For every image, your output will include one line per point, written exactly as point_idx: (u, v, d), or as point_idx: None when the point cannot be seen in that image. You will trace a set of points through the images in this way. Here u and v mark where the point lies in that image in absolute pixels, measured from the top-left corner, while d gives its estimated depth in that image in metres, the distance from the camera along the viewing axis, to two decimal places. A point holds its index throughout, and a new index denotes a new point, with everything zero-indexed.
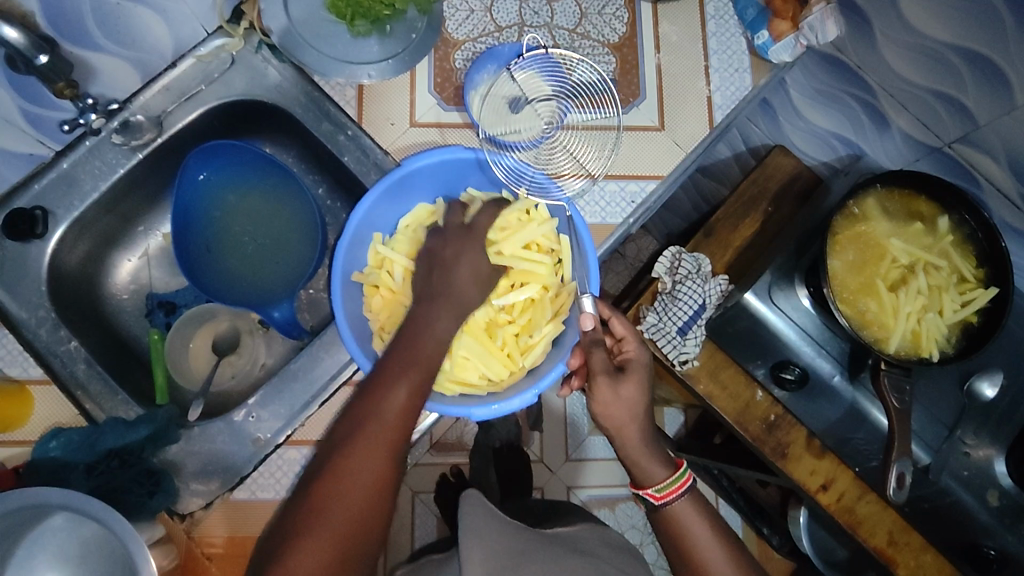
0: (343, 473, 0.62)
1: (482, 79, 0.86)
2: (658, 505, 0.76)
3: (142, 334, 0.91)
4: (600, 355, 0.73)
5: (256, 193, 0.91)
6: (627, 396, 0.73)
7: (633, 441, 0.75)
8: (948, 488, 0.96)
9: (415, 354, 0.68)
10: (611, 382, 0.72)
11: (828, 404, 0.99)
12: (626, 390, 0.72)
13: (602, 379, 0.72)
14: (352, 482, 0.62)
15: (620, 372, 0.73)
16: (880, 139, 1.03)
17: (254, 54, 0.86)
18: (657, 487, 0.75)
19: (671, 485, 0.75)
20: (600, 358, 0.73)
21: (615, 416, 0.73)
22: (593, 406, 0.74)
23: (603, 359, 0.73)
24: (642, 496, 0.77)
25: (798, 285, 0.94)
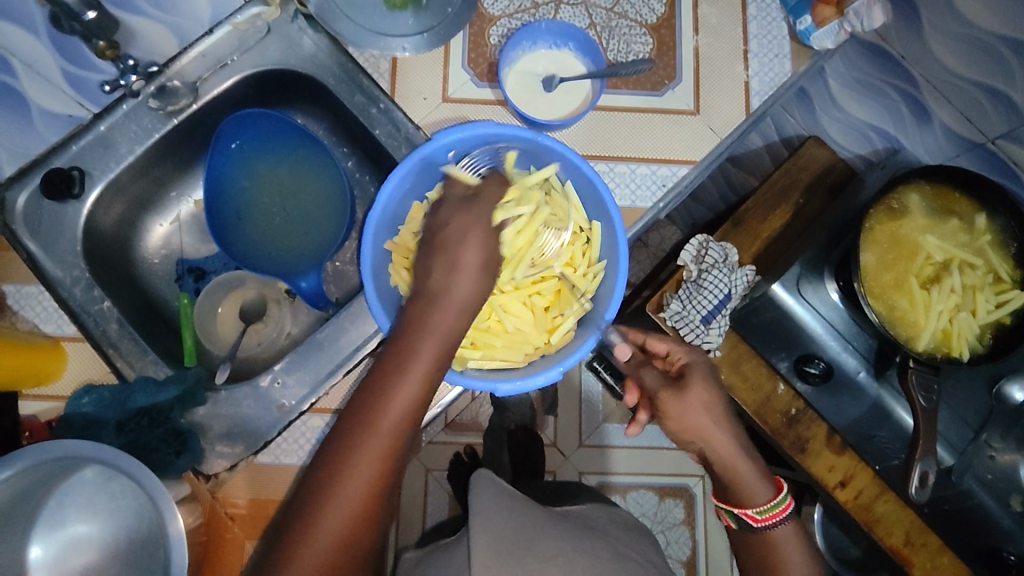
0: (352, 462, 0.57)
1: (517, 55, 0.86)
2: (759, 527, 0.75)
3: (171, 298, 0.92)
4: (652, 375, 0.79)
5: (290, 164, 0.92)
6: (697, 401, 0.75)
7: (724, 450, 0.75)
8: (971, 490, 0.94)
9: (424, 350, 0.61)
10: (673, 393, 0.75)
11: (851, 401, 0.97)
12: (691, 395, 0.75)
13: (663, 391, 0.76)
14: (362, 470, 0.57)
15: (681, 382, 0.76)
16: (921, 133, 1.01)
17: (290, 23, 0.86)
18: (758, 509, 0.74)
19: (773, 510, 0.74)
20: (652, 376, 0.79)
21: (695, 425, 0.74)
22: (670, 424, 0.77)
23: (655, 377, 0.78)
24: (739, 516, 0.76)
25: (827, 279, 0.92)
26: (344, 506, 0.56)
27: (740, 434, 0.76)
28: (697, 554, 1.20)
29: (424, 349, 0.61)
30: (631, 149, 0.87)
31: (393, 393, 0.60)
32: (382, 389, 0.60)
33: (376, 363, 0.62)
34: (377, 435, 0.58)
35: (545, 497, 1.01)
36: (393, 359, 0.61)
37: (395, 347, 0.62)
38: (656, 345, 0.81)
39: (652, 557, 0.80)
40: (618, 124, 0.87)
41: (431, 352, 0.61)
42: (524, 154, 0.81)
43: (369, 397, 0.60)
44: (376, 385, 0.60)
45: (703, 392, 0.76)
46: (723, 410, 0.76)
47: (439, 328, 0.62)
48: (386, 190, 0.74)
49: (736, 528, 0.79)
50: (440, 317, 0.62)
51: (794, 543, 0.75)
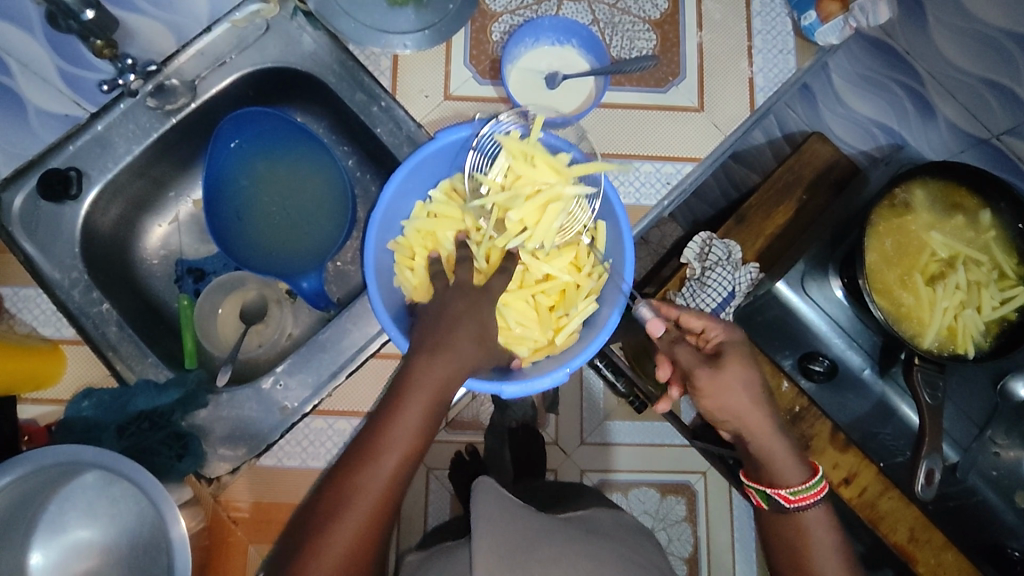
0: (352, 500, 0.62)
1: (520, 53, 0.85)
2: (791, 508, 0.76)
3: (171, 300, 0.91)
4: (686, 352, 0.77)
5: (289, 164, 0.91)
6: (734, 378, 0.74)
7: (760, 427, 0.75)
8: (975, 487, 0.93)
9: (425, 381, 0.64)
10: (710, 372, 0.75)
11: (855, 398, 0.96)
12: (728, 375, 0.74)
13: (699, 371, 0.75)
14: (358, 510, 0.62)
15: (716, 360, 0.75)
16: (924, 129, 1.01)
17: (289, 20, 0.85)
18: (792, 490, 0.75)
19: (805, 492, 0.75)
20: (687, 354, 0.77)
21: (728, 404, 0.75)
22: (705, 403, 0.76)
23: (690, 354, 0.77)
24: (772, 496, 0.77)
25: (832, 276, 0.91)
26: (339, 543, 0.60)
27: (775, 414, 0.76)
28: (700, 551, 1.19)
29: (419, 395, 0.64)
30: (635, 147, 0.86)
31: (391, 436, 0.64)
32: (383, 421, 0.64)
33: (381, 404, 0.66)
34: (378, 464, 0.63)
35: (552, 500, 0.99)
36: (396, 390, 0.65)
37: (396, 390, 0.65)
38: (689, 321, 0.80)
39: (656, 560, 0.79)
40: (622, 122, 0.87)
41: (427, 397, 0.64)
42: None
43: (371, 438, 0.64)
44: (377, 427, 0.64)
45: (740, 370, 0.76)
46: (759, 392, 0.75)
47: (436, 375, 0.64)
48: (388, 190, 0.74)
49: (765, 508, 0.80)
50: (436, 365, 0.64)
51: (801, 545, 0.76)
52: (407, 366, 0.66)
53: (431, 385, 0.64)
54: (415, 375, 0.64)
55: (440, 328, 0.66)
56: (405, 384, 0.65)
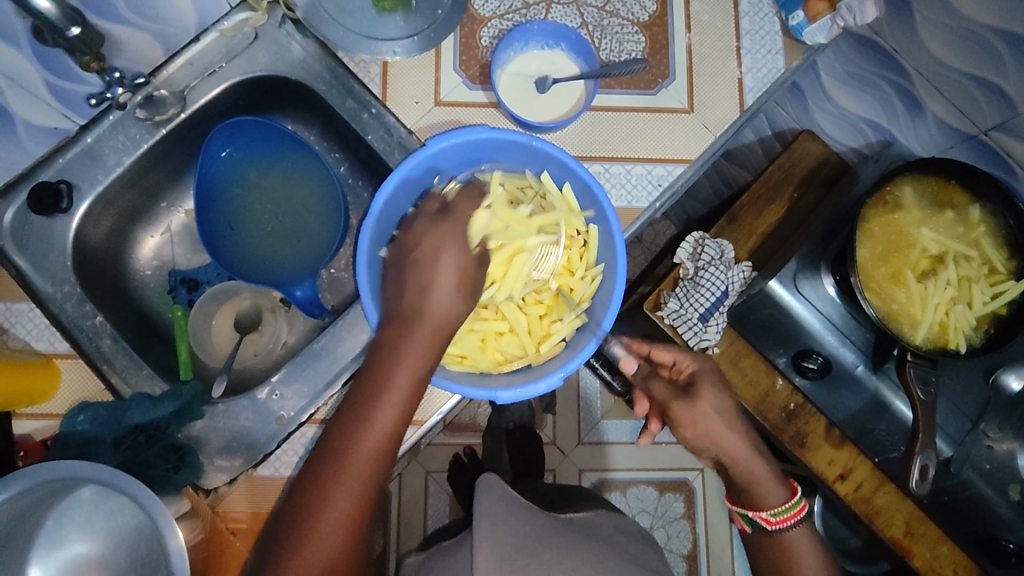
0: (344, 464, 0.61)
1: (509, 57, 0.85)
2: (773, 530, 0.76)
3: (164, 310, 0.91)
4: (659, 386, 0.80)
5: (280, 171, 0.91)
6: (708, 407, 0.75)
7: (737, 453, 0.75)
8: (970, 481, 0.94)
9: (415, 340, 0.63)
10: (685, 402, 0.76)
11: (849, 394, 0.97)
12: (702, 404, 0.75)
13: (674, 403, 0.76)
14: (348, 482, 0.61)
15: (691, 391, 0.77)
16: (913, 126, 1.02)
17: (277, 28, 0.85)
18: (772, 512, 0.75)
19: (787, 512, 0.75)
20: (660, 387, 0.80)
21: (706, 432, 0.75)
22: (683, 434, 0.77)
23: (664, 388, 0.79)
24: (753, 519, 0.77)
25: (824, 274, 0.91)
26: (331, 529, 0.60)
27: (752, 435, 0.76)
28: (698, 546, 1.20)
29: (403, 371, 0.63)
30: (626, 149, 0.87)
31: (376, 415, 0.63)
32: (372, 383, 0.63)
33: (365, 371, 0.65)
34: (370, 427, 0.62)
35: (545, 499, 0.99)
36: (383, 350, 0.64)
37: (376, 367, 0.64)
38: (661, 354, 0.82)
39: (654, 563, 0.80)
40: (613, 124, 0.87)
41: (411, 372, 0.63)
42: (526, 161, 0.80)
43: (353, 412, 0.63)
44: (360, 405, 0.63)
45: (714, 397, 0.76)
46: (735, 415, 0.76)
47: (420, 349, 0.63)
48: (382, 196, 0.73)
49: (751, 532, 0.80)
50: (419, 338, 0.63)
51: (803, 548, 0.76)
52: (386, 339, 0.65)
53: (417, 351, 0.63)
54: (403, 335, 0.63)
55: (422, 304, 0.64)
56: (384, 360, 0.64)
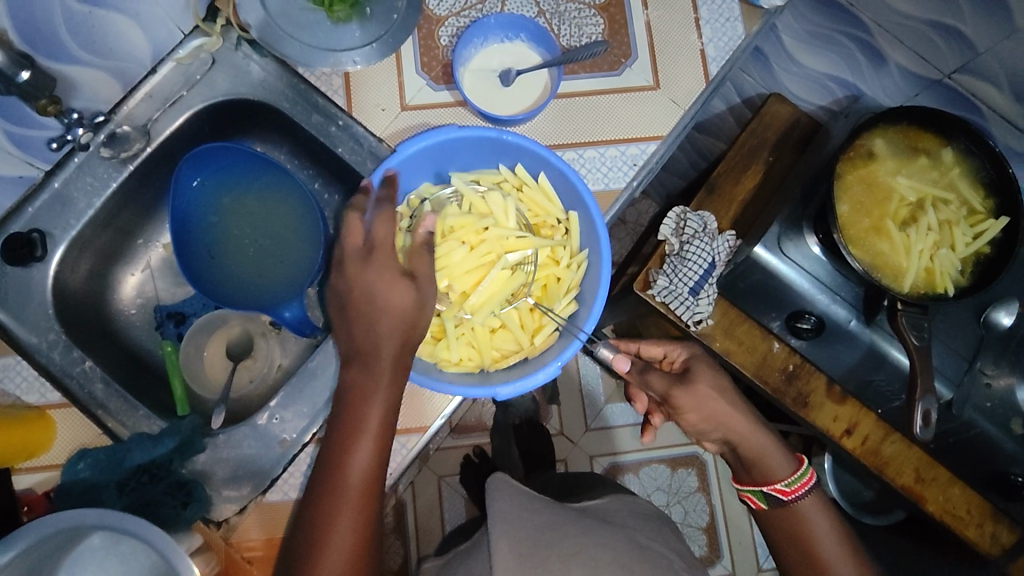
0: (337, 497, 0.65)
1: (470, 54, 0.85)
2: (788, 500, 0.77)
3: (154, 347, 0.90)
4: (658, 377, 0.77)
5: (255, 194, 0.90)
6: (706, 389, 0.75)
7: (744, 430, 0.76)
8: (972, 420, 0.94)
9: (381, 368, 0.66)
10: (684, 386, 0.75)
11: (844, 349, 0.97)
12: (701, 385, 0.75)
13: (676, 389, 0.75)
14: (347, 511, 0.65)
15: (687, 376, 0.76)
16: (879, 77, 1.01)
17: (234, 51, 0.84)
18: (785, 482, 0.76)
19: (798, 482, 0.76)
20: (658, 378, 0.77)
21: (711, 414, 0.75)
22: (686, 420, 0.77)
23: (661, 377, 0.77)
24: (768, 492, 0.77)
25: (807, 234, 0.92)
26: (338, 554, 0.64)
27: (751, 410, 0.77)
28: (716, 519, 1.20)
29: (377, 393, 0.66)
30: (597, 133, 0.86)
31: (359, 437, 0.66)
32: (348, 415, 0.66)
33: (340, 401, 0.67)
34: (356, 454, 0.66)
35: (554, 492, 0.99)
36: (356, 381, 0.66)
37: (351, 393, 0.66)
38: (651, 349, 0.82)
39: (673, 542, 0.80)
40: (582, 110, 0.87)
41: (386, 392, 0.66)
42: (496, 155, 0.79)
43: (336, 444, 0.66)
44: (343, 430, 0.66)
45: (711, 378, 0.77)
46: (734, 392, 0.77)
47: (389, 370, 0.66)
48: None
49: (765, 508, 0.79)
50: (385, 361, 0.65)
51: (817, 505, 0.77)
52: (355, 366, 0.67)
53: (384, 377, 0.66)
54: (368, 365, 0.66)
55: (382, 330, 0.65)
56: (356, 388, 0.66)
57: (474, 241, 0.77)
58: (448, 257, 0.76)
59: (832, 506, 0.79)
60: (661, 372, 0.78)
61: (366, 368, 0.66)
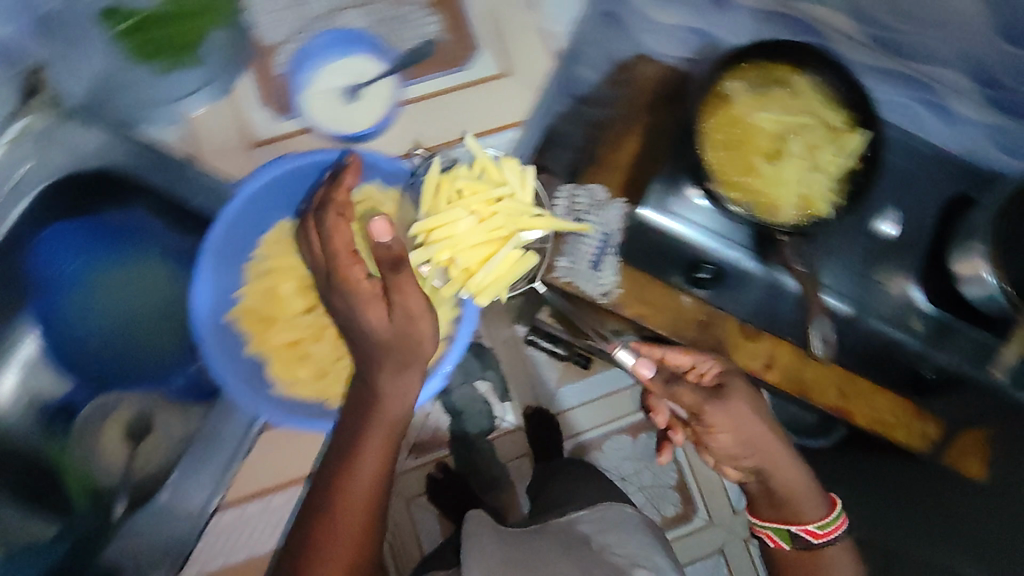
0: (333, 520, 0.69)
1: (313, 75, 0.88)
2: (818, 543, 0.82)
3: (38, 449, 0.83)
4: (688, 392, 0.74)
5: (118, 270, 0.87)
6: (738, 407, 0.73)
7: (775, 452, 0.76)
8: (877, 328, 0.97)
9: (375, 422, 0.70)
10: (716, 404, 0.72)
11: (743, 290, 1.00)
12: (735, 403, 0.73)
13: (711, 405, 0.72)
14: (341, 539, 0.69)
15: (721, 392, 0.74)
16: (725, 18, 1.03)
17: (66, 123, 0.77)
18: (816, 521, 0.80)
19: (830, 525, 0.81)
20: (688, 392, 0.74)
21: (747, 435, 0.74)
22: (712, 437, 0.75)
23: (693, 392, 0.74)
24: (799, 534, 0.82)
25: (686, 188, 0.94)
26: None
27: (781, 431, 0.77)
28: (685, 475, 1.12)
29: (369, 449, 0.70)
30: None
31: (344, 497, 0.70)
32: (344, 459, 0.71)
33: (334, 444, 0.72)
34: (355, 484, 0.70)
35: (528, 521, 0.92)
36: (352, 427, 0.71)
37: (344, 449, 0.71)
38: (678, 358, 0.78)
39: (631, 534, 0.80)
40: (439, 108, 0.98)
41: (373, 453, 0.70)
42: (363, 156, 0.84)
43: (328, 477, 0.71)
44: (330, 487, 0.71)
45: (741, 401, 0.74)
46: (762, 405, 0.76)
47: (376, 426, 0.70)
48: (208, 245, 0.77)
49: (787, 548, 0.85)
50: (372, 417, 0.70)
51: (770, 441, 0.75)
52: (349, 422, 0.72)
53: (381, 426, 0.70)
54: (365, 415, 0.71)
55: (371, 385, 0.71)
56: (355, 433, 0.71)
57: (485, 213, 0.78)
58: (454, 227, 0.76)
59: (789, 442, 0.79)
60: (692, 385, 0.75)
61: (363, 417, 0.71)
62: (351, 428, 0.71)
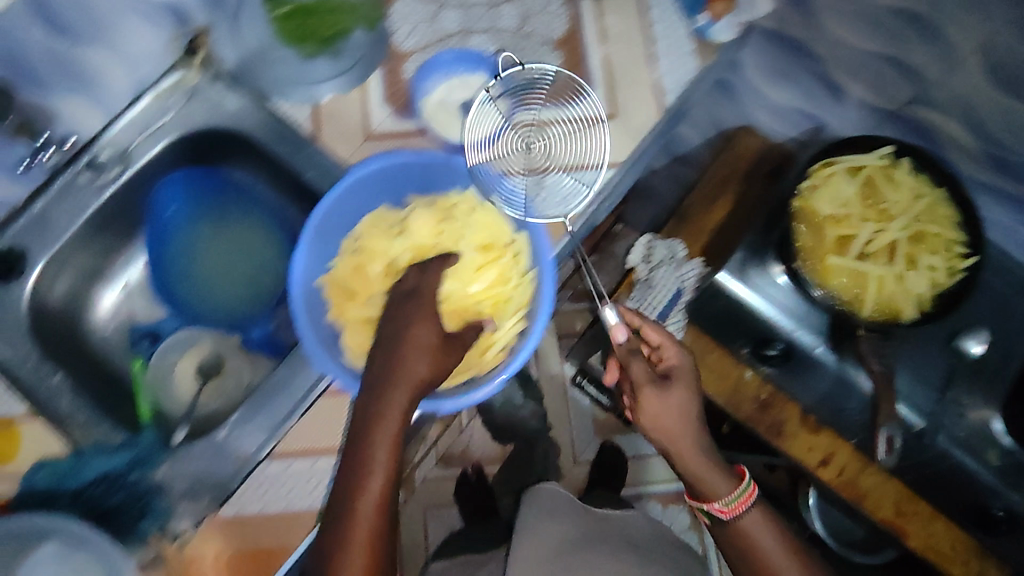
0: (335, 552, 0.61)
1: (433, 86, 0.85)
2: (728, 517, 0.83)
3: (125, 365, 0.90)
4: (640, 367, 0.82)
5: (231, 225, 0.92)
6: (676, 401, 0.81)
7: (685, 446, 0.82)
8: (948, 451, 0.95)
9: (380, 431, 0.63)
10: (657, 391, 0.81)
11: (815, 378, 1.00)
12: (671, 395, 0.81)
13: (646, 387, 0.81)
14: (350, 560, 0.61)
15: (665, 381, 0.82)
16: (839, 112, 1.02)
17: (210, 86, 0.85)
18: (724, 501, 0.82)
19: (737, 500, 0.82)
20: (639, 367, 0.82)
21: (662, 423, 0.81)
22: (642, 417, 0.82)
23: (644, 369, 0.82)
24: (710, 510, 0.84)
25: (771, 264, 0.95)
26: None
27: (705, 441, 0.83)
28: None
29: (380, 451, 0.63)
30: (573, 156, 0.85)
31: (355, 509, 0.62)
32: (347, 473, 0.63)
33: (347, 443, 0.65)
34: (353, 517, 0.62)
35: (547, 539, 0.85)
36: (361, 425, 0.64)
37: (345, 466, 0.63)
38: (651, 333, 0.84)
39: None
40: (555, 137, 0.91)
41: (384, 465, 0.63)
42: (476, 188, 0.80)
43: (342, 490, 0.63)
44: (340, 507, 0.62)
45: (685, 401, 0.82)
46: (696, 417, 0.82)
47: (385, 438, 0.63)
48: (319, 210, 0.72)
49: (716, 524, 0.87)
50: (379, 432, 0.63)
51: (770, 532, 0.83)
52: (355, 428, 0.64)
53: (389, 430, 0.63)
54: (368, 433, 0.63)
55: (377, 408, 0.63)
56: (355, 444, 0.63)
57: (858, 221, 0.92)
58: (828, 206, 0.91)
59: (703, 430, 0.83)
60: (644, 363, 0.83)
61: (368, 431, 0.63)
62: (358, 436, 0.64)
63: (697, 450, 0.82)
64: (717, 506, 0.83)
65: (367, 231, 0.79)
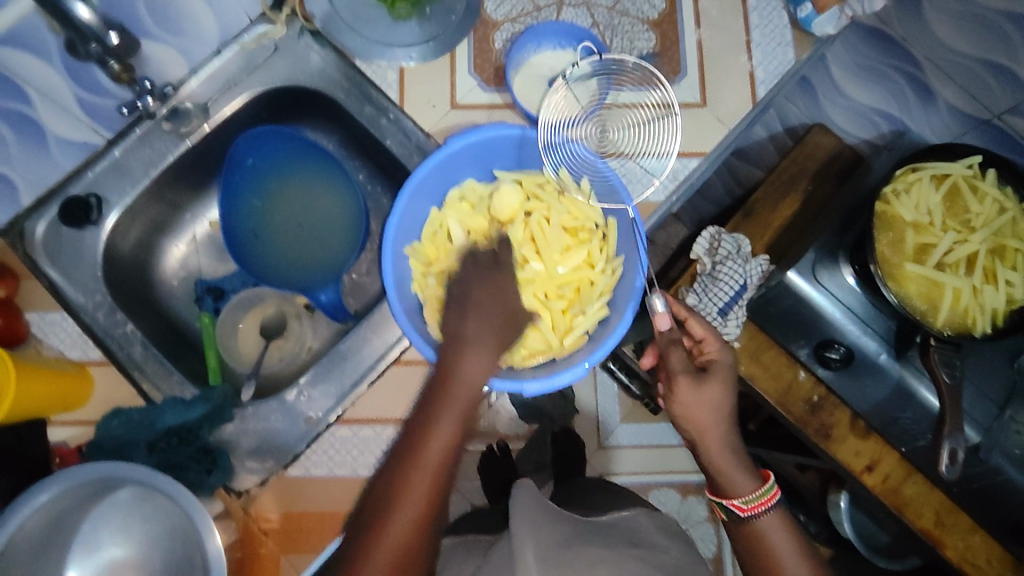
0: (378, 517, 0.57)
1: (523, 57, 0.83)
2: (744, 517, 0.72)
3: (191, 319, 0.90)
4: (679, 356, 0.73)
5: (301, 182, 0.89)
6: (713, 397, 0.71)
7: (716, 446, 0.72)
8: (998, 466, 0.82)
9: (446, 402, 0.61)
10: (692, 381, 0.71)
11: (873, 384, 0.84)
12: (708, 391, 0.71)
13: (683, 376, 0.71)
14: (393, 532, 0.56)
15: (702, 374, 0.72)
16: (925, 117, 0.98)
17: (296, 40, 0.83)
18: (744, 499, 0.71)
19: (759, 499, 0.71)
20: (678, 359, 0.73)
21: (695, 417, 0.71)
22: (673, 408, 0.72)
23: (683, 359, 0.73)
24: (726, 507, 0.73)
25: (843, 264, 0.81)
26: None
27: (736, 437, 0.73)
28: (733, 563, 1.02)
29: (443, 421, 0.60)
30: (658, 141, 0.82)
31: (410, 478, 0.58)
32: (406, 444, 0.60)
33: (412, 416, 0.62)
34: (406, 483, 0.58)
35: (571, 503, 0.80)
36: (429, 396, 0.62)
37: (408, 436, 0.61)
38: (693, 326, 0.76)
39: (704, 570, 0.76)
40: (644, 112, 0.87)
41: (445, 436, 0.60)
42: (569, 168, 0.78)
43: (399, 461, 0.60)
44: (396, 473, 0.59)
45: (720, 394, 0.72)
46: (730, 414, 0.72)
47: (451, 409, 0.61)
48: (418, 174, 0.73)
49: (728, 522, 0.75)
50: (446, 403, 0.61)
51: (783, 532, 0.72)
52: (424, 401, 0.62)
53: (455, 401, 0.61)
54: (434, 403, 0.61)
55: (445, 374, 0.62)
56: (420, 414, 0.61)
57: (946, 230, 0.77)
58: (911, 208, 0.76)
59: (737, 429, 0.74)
60: (683, 353, 0.73)
61: (435, 401, 0.61)
62: (424, 407, 0.62)
63: (726, 447, 0.72)
64: (734, 502, 0.72)
65: (454, 203, 0.80)
